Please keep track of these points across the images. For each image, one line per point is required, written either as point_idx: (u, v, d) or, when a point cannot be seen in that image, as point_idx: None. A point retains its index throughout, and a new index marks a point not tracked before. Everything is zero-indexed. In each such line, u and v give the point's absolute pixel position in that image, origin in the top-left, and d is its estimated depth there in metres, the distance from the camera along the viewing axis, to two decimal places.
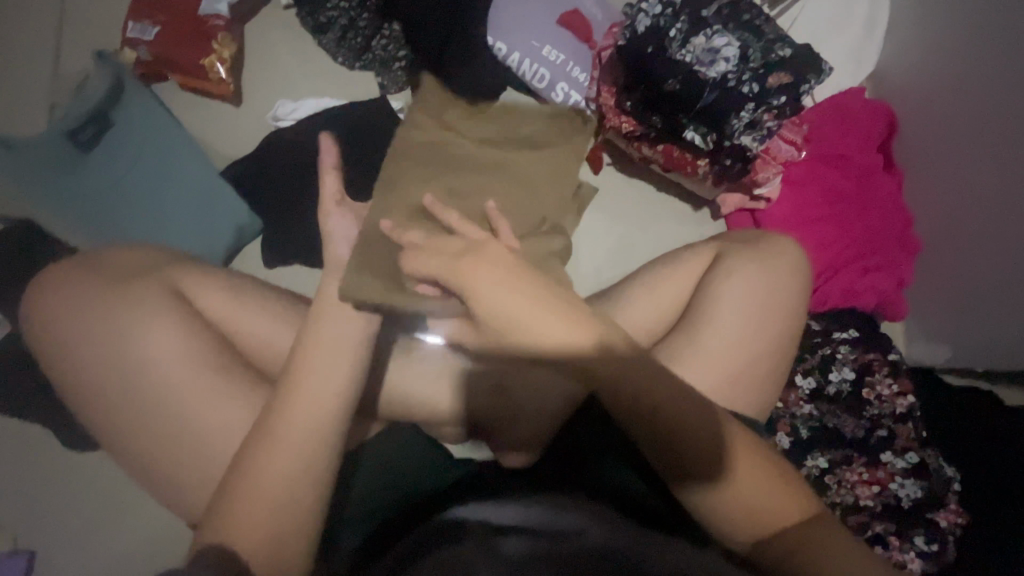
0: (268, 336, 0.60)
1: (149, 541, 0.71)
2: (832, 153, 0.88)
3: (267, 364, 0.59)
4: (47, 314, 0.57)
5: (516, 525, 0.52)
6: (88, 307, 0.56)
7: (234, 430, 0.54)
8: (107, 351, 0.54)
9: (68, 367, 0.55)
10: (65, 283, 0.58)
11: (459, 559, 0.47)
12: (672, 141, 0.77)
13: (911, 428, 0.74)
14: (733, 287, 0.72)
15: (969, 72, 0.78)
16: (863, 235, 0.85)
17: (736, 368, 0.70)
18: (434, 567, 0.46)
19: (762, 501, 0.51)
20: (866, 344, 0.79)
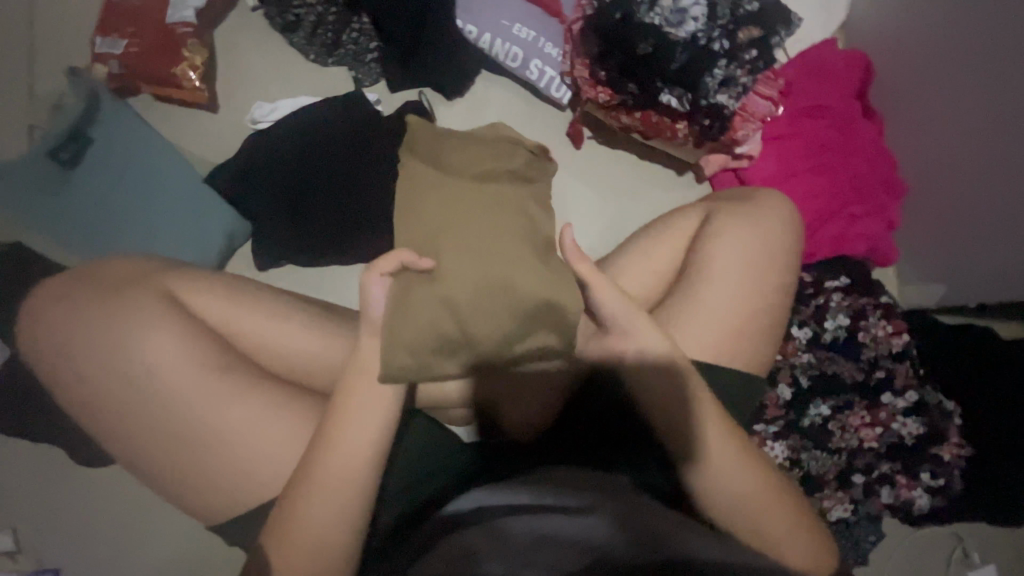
0: (267, 333, 0.60)
1: (174, 545, 0.72)
2: (810, 104, 0.88)
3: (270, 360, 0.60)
4: (45, 326, 0.58)
5: (514, 509, 0.51)
6: (83, 321, 0.56)
7: (244, 425, 0.55)
8: (107, 358, 0.55)
9: (71, 381, 0.56)
10: (60, 296, 0.59)
11: (470, 541, 0.47)
12: (649, 107, 0.78)
13: (908, 366, 0.75)
14: (723, 245, 0.73)
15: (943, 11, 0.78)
16: (848, 184, 0.85)
17: (733, 324, 0.71)
18: (449, 550, 0.47)
19: (759, 496, 0.56)
20: (857, 289, 0.79)
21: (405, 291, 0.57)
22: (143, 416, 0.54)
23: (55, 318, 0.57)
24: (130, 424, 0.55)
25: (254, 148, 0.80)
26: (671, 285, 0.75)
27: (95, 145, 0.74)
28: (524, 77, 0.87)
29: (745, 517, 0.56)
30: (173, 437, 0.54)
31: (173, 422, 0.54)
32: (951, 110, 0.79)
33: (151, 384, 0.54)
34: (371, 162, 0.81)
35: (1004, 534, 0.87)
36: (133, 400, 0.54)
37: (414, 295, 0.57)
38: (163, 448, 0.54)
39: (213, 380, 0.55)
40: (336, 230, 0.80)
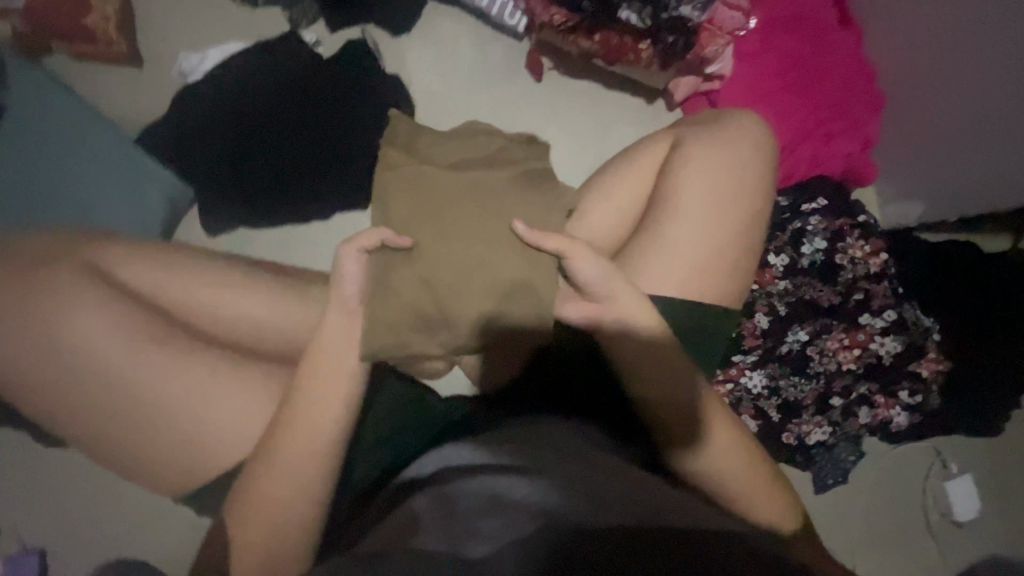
0: (213, 300, 0.58)
1: (154, 523, 0.72)
2: (783, 16, 0.82)
3: (216, 330, 0.57)
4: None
5: (476, 495, 0.45)
6: (5, 305, 0.52)
7: (195, 395, 0.53)
8: (41, 338, 0.52)
9: (1, 369, 0.52)
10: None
11: (427, 517, 0.45)
12: (608, 28, 0.72)
13: (887, 285, 0.74)
14: (692, 175, 0.69)
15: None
16: (825, 101, 0.81)
17: (706, 255, 0.68)
18: (404, 525, 0.45)
19: (740, 473, 0.55)
20: (836, 210, 0.76)
21: (383, 269, 0.59)
22: (87, 395, 0.52)
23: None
24: (77, 404, 0.53)
25: (185, 105, 0.74)
26: (640, 220, 0.72)
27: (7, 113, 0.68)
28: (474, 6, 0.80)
29: (731, 488, 0.55)
30: (123, 413, 0.53)
31: (120, 398, 0.52)
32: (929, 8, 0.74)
33: (92, 362, 0.52)
34: (315, 112, 0.76)
35: (982, 444, 0.88)
36: (75, 380, 0.52)
37: (394, 274, 0.59)
38: (114, 426, 0.53)
39: (159, 351, 0.53)
40: (285, 190, 0.75)
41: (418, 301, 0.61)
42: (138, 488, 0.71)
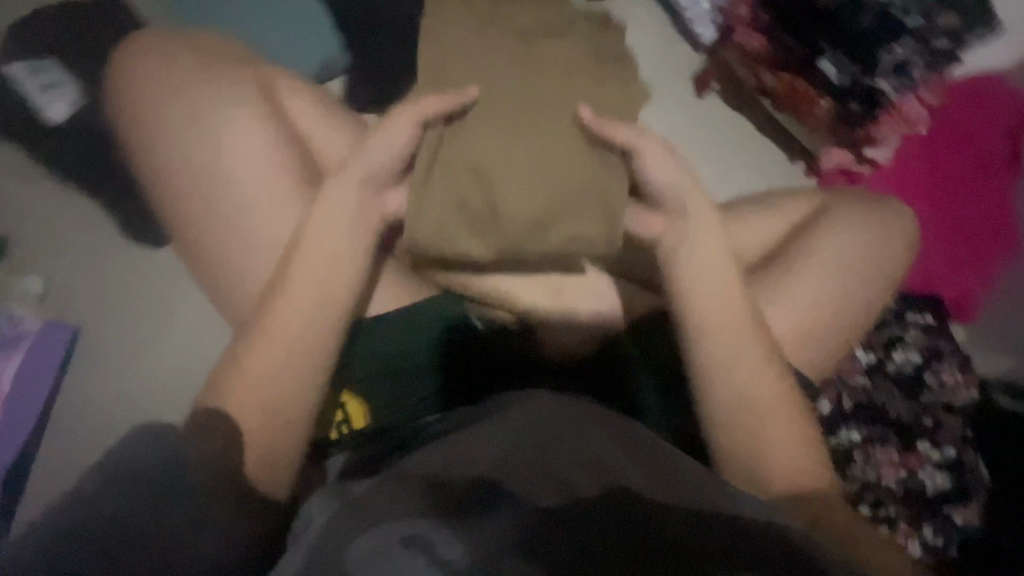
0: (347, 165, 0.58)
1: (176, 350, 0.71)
2: (955, 130, 0.81)
3: None
4: (141, 82, 0.57)
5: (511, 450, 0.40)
6: (182, 90, 0.55)
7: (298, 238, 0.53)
8: (202, 129, 0.54)
9: (154, 143, 0.55)
10: (159, 56, 0.58)
11: (459, 443, 0.42)
12: (799, 71, 0.71)
13: (961, 422, 0.72)
14: (824, 241, 0.69)
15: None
16: (958, 226, 0.81)
17: (803, 322, 0.67)
18: (439, 447, 0.42)
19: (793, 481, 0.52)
20: (939, 331, 0.75)
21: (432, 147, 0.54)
22: (211, 197, 0.53)
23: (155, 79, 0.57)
24: (198, 202, 0.54)
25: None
26: (754, 260, 0.70)
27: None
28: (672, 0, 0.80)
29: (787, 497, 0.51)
30: (236, 227, 0.54)
31: (240, 212, 0.53)
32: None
33: (229, 170, 0.53)
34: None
35: None
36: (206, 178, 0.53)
37: (441, 152, 0.54)
38: (220, 236, 0.54)
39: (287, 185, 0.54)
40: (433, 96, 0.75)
41: (466, 188, 0.55)
42: (186, 309, 0.71)
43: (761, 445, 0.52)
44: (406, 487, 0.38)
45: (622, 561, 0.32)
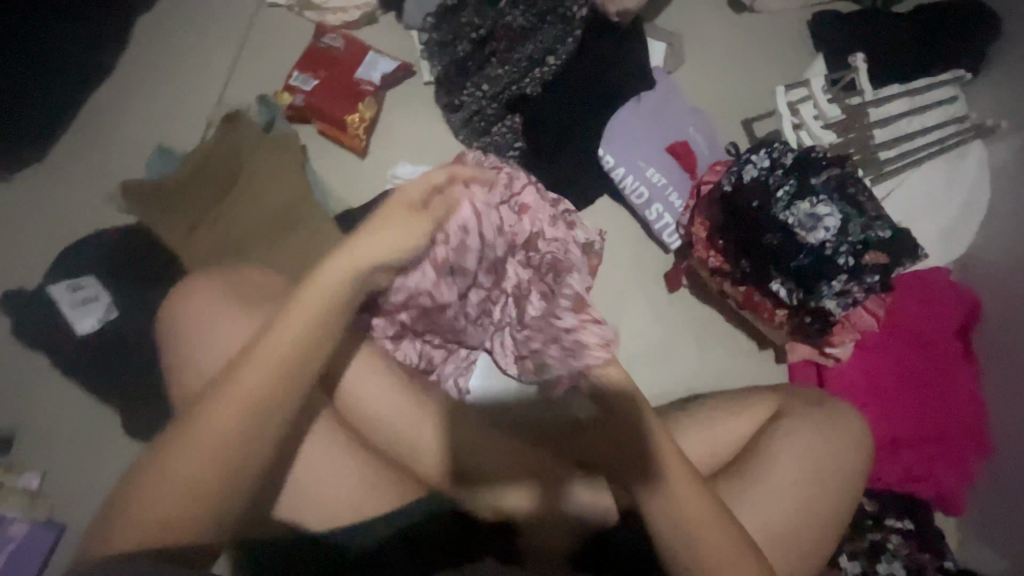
0: (361, 386, 0.66)
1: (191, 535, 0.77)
2: (908, 332, 0.90)
3: (365, 415, 0.65)
4: (349, 264, 0.54)
5: None
6: (199, 331, 0.60)
7: (346, 480, 0.62)
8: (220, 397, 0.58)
9: (192, 380, 0.59)
10: (336, 294, 0.53)
11: None
12: (754, 286, 0.78)
13: (843, 284, 0.72)
14: (794, 449, 0.75)
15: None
16: (931, 423, 0.85)
17: (799, 524, 0.72)
18: None
19: (751, 450, 0.77)
20: (921, 540, 0.75)
21: (239, 250, 0.76)
22: None
23: (308, 319, 0.52)
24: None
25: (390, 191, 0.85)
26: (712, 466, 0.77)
27: (249, 153, 0.80)
28: (641, 215, 0.93)
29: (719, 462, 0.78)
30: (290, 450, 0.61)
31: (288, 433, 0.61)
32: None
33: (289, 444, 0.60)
34: None
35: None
36: None
37: (250, 245, 0.77)
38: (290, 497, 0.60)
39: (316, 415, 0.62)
40: None
41: (289, 257, 0.75)
42: None
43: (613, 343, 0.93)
44: None
45: None
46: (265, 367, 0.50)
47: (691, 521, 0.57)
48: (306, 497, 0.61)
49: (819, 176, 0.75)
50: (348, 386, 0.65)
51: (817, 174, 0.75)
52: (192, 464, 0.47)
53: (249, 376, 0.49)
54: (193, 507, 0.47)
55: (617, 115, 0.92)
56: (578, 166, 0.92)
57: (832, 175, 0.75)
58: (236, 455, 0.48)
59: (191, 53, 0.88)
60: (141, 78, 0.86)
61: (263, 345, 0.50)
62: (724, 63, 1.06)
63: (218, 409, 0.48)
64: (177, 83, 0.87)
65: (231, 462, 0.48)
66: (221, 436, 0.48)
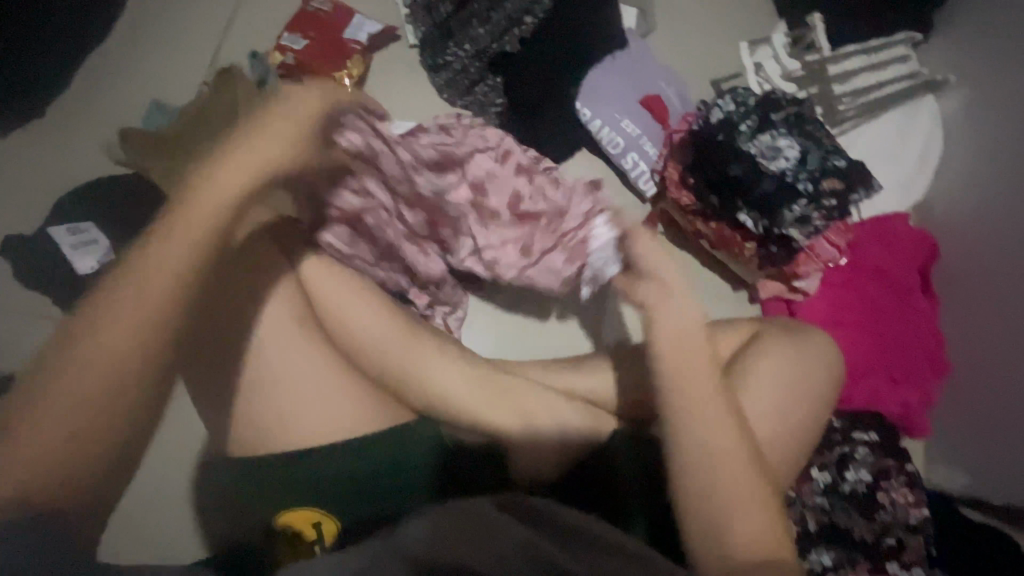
0: (355, 312, 0.70)
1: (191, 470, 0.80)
2: (870, 266, 0.93)
3: (360, 338, 0.69)
4: (232, 166, 0.52)
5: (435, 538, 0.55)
6: None
7: (341, 397, 0.65)
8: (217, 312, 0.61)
9: None
10: (222, 204, 0.52)
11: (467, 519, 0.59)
12: (724, 220, 0.84)
13: (803, 209, 0.77)
14: (766, 367, 0.78)
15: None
16: (896, 348, 0.89)
17: (776, 437, 0.75)
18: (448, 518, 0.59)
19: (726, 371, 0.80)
20: (884, 450, 0.81)
21: None
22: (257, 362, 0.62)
23: (190, 243, 0.49)
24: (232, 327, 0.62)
25: None
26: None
27: (240, 101, 0.83)
28: (618, 166, 0.98)
29: None
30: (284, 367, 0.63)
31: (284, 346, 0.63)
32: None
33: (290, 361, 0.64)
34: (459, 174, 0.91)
35: None
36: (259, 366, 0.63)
37: None
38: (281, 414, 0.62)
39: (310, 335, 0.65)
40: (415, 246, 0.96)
41: None
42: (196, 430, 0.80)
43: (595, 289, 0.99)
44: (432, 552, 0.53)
45: None
46: (141, 305, 0.46)
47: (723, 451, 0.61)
48: (296, 413, 0.63)
49: (779, 112, 0.80)
50: (342, 312, 0.69)
51: (778, 111, 0.80)
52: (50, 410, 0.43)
53: (101, 343, 0.45)
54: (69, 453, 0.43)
55: (593, 72, 0.98)
56: (557, 120, 0.97)
57: (791, 113, 0.81)
58: (117, 389, 0.45)
59: (183, 16, 0.92)
60: (134, 39, 0.89)
61: (135, 273, 0.47)
62: (694, 27, 1.12)
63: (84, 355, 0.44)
64: (170, 45, 0.90)
65: (113, 396, 0.45)
66: (97, 379, 0.44)
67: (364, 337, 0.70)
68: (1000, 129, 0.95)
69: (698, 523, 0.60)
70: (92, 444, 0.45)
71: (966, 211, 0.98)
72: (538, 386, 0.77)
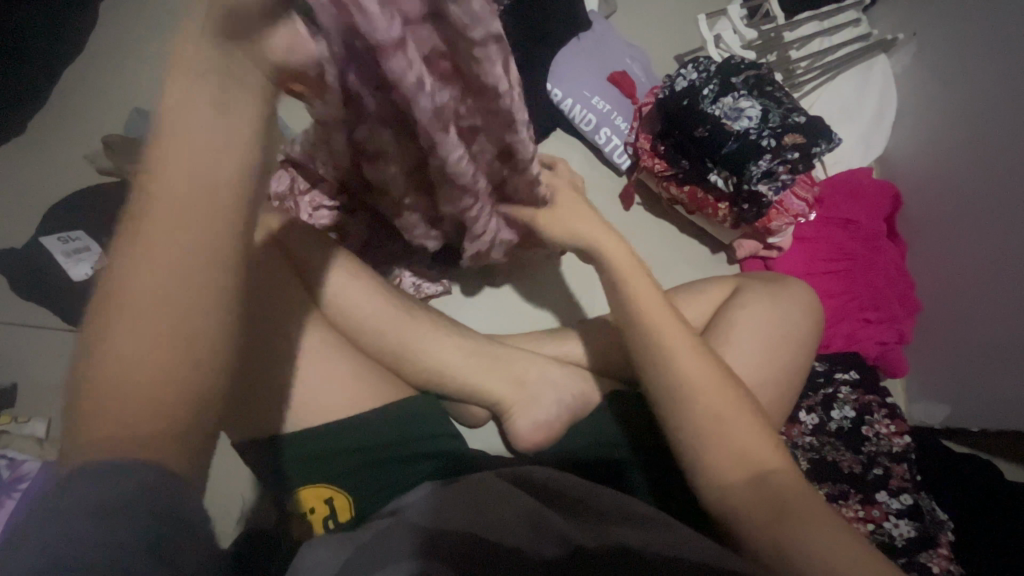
0: (345, 298, 0.71)
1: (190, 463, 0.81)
2: (840, 217, 0.98)
3: (353, 319, 0.72)
4: (194, 69, 0.33)
5: (435, 502, 0.55)
6: None
7: (338, 376, 0.67)
8: None
9: None
10: (213, 91, 0.33)
11: (482, 484, 0.59)
12: (696, 182, 0.88)
13: (769, 162, 0.81)
14: (750, 315, 0.79)
15: (978, 152, 0.92)
16: (868, 292, 0.93)
17: (769, 390, 0.76)
18: (461, 483, 0.60)
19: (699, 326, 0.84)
20: (864, 387, 0.86)
21: None
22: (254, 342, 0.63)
23: (190, 175, 0.33)
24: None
25: None
26: None
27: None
28: (593, 142, 1.01)
29: None
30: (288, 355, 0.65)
31: (268, 326, 0.64)
32: (982, 240, 0.90)
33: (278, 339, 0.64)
34: None
35: None
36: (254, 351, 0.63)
37: None
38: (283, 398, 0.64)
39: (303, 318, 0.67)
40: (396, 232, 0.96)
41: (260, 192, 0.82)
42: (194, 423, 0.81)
43: (580, 263, 1.03)
44: (446, 508, 0.54)
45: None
46: (172, 200, 0.32)
47: (688, 380, 0.59)
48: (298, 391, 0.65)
49: (739, 76, 0.85)
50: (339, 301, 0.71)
51: (737, 75, 0.85)
52: (140, 359, 0.32)
53: (152, 260, 0.32)
54: (157, 396, 0.32)
55: (562, 54, 1.00)
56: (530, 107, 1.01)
57: (750, 76, 0.85)
58: (197, 359, 0.33)
59: (153, 25, 0.94)
60: (108, 51, 0.92)
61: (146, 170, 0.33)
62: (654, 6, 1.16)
63: (132, 290, 0.32)
64: (142, 53, 0.92)
65: (187, 373, 0.33)
66: (150, 303, 0.32)
67: (358, 315, 0.71)
68: (946, 82, 1.00)
69: (703, 465, 0.58)
70: (174, 378, 0.33)
71: (921, 161, 1.04)
72: (531, 355, 0.80)
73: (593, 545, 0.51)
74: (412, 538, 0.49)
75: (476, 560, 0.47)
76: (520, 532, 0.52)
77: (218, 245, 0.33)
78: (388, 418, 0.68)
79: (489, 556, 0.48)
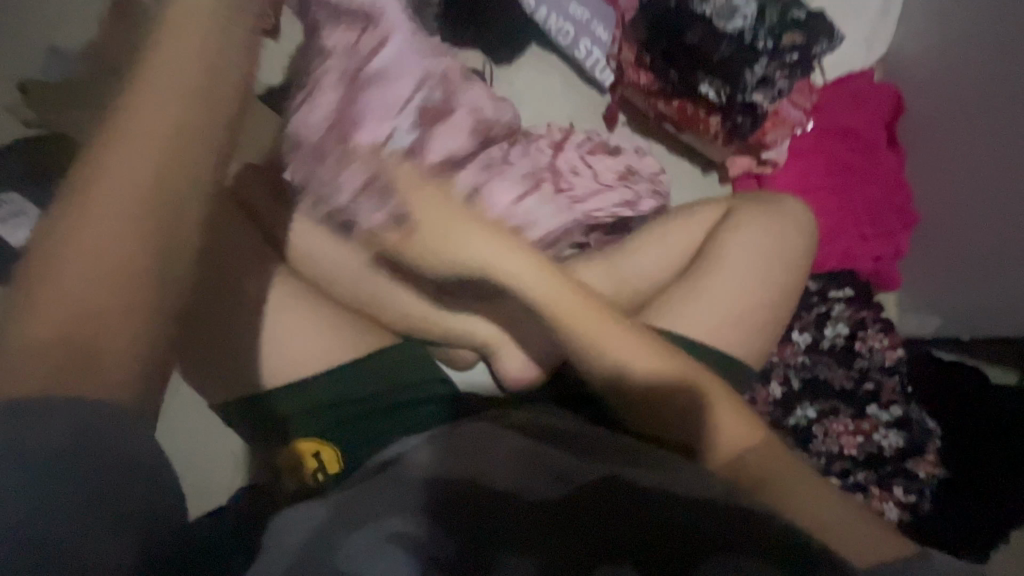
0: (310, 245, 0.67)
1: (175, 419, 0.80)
2: (838, 126, 0.92)
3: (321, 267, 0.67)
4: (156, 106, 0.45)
5: (430, 449, 0.53)
6: None
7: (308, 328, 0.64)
8: None
9: None
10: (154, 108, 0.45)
11: (474, 431, 0.57)
12: (686, 95, 0.81)
13: (766, 67, 0.76)
14: (741, 239, 0.75)
15: (992, 39, 0.83)
16: (864, 207, 0.89)
17: (764, 318, 0.73)
18: (453, 432, 0.57)
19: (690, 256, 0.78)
20: (860, 303, 0.84)
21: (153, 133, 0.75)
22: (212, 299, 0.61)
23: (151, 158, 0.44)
24: None
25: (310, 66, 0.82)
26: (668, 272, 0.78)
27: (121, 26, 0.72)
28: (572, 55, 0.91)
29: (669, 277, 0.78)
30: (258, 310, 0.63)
31: None
32: (990, 142, 0.84)
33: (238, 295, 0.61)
34: None
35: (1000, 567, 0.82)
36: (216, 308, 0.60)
37: None
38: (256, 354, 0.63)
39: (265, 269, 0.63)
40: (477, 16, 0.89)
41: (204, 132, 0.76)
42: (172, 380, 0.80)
43: None
44: (439, 454, 0.52)
45: (562, 517, 0.44)
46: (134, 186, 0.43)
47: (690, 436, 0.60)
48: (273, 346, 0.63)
49: None
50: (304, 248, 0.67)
51: None
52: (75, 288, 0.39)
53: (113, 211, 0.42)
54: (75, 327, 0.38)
55: None
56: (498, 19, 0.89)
57: None
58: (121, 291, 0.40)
59: None
60: None
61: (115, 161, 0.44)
62: None
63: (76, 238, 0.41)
64: None
65: (121, 288, 0.40)
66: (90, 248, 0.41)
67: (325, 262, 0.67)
68: None
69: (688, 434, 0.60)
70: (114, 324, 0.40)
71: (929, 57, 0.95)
72: None
73: (588, 480, 0.48)
74: (409, 488, 0.47)
75: (471, 504, 0.45)
76: (517, 474, 0.50)
77: (157, 216, 0.43)
78: (370, 368, 0.66)
79: (489, 500, 0.46)
